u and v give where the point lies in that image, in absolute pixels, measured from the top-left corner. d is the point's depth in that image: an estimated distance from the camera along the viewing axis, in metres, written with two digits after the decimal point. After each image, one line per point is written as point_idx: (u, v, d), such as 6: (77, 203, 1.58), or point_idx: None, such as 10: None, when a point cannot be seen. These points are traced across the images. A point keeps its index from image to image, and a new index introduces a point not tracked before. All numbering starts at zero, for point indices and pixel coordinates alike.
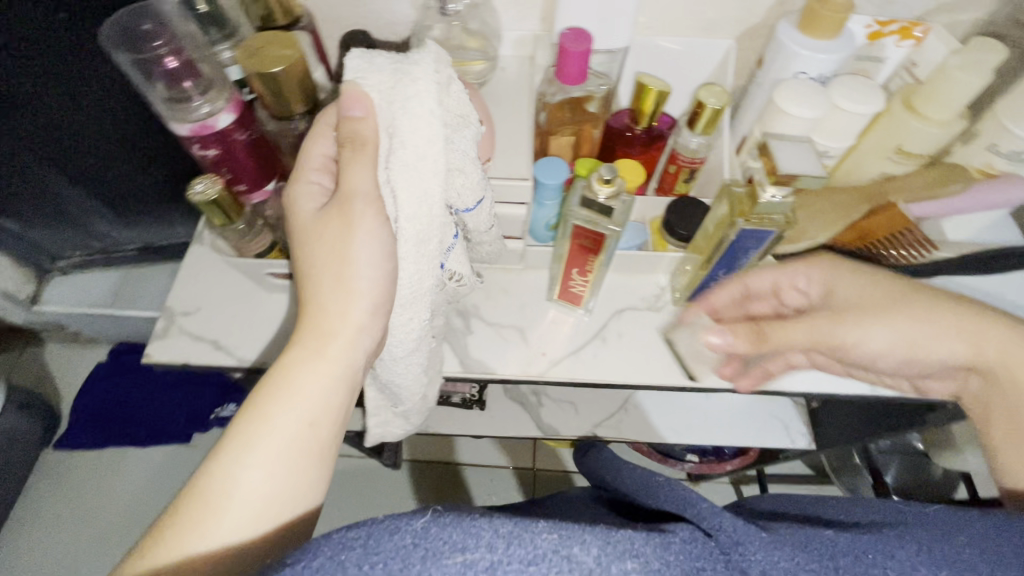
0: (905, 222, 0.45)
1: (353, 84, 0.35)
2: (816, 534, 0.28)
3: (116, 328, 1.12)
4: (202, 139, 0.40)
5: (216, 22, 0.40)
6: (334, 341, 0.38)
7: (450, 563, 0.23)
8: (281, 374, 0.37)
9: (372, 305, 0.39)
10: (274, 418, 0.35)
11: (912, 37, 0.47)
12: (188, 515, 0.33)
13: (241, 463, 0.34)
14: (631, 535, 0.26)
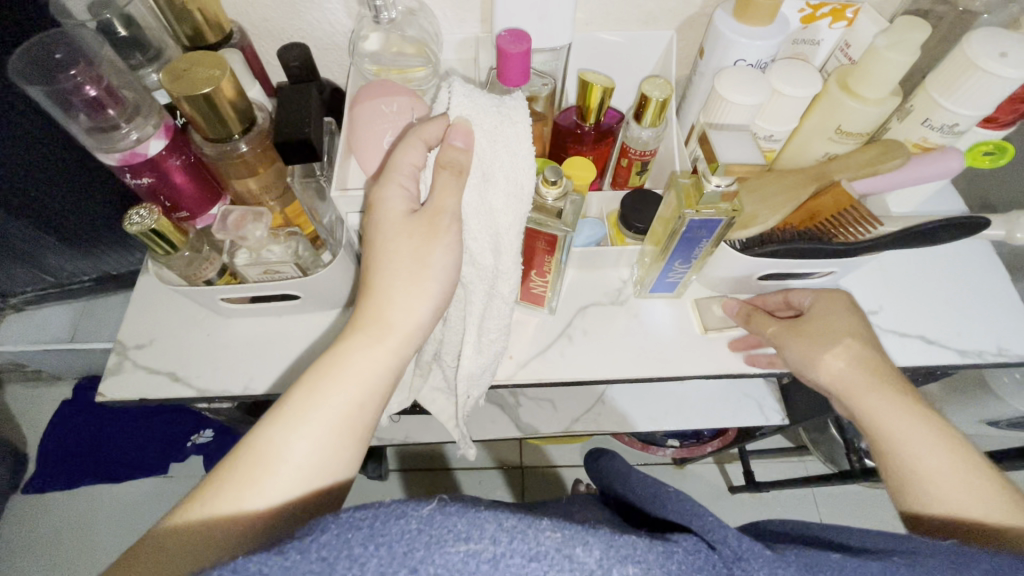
0: (849, 200, 0.46)
1: (462, 120, 0.38)
2: (819, 555, 0.27)
3: (78, 363, 1.08)
4: (134, 167, 0.39)
5: (138, 46, 0.40)
6: (394, 336, 0.38)
7: (453, 552, 0.22)
8: (340, 352, 0.37)
9: (434, 291, 0.39)
10: (338, 397, 0.35)
11: (844, 19, 0.49)
12: (243, 472, 0.33)
13: (303, 433, 0.34)
14: (635, 541, 0.24)
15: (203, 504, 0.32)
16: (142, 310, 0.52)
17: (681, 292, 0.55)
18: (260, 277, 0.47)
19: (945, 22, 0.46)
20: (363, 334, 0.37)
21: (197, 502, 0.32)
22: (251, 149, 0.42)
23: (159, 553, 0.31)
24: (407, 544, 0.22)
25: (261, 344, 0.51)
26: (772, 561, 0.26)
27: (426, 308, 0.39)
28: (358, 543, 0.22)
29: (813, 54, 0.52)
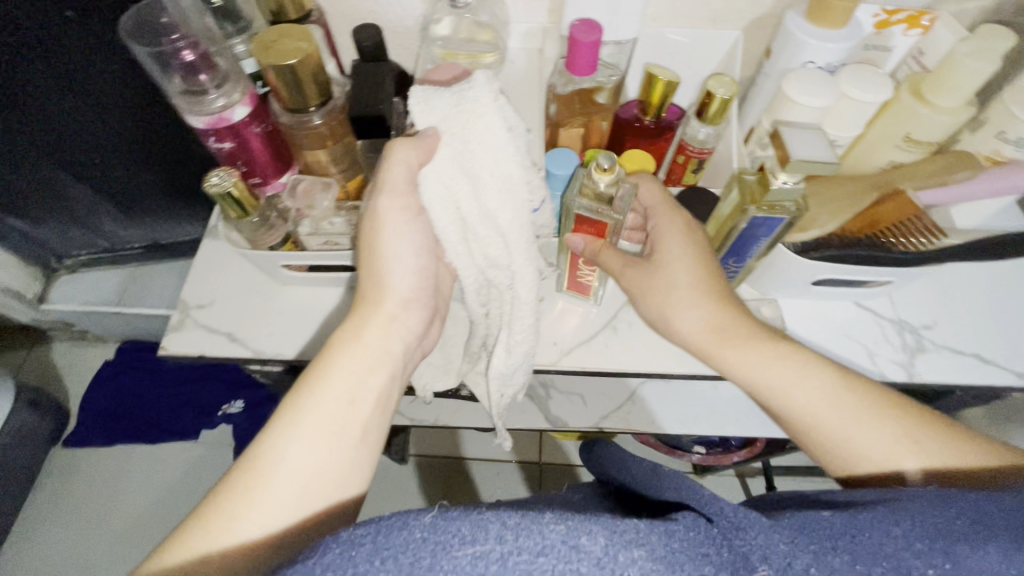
0: (914, 208, 0.45)
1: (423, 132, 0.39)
2: (811, 515, 0.27)
3: (123, 326, 1.13)
4: (218, 131, 0.41)
5: (229, 16, 0.42)
6: (368, 321, 0.40)
7: (460, 555, 0.23)
8: (321, 357, 0.38)
9: (407, 287, 0.42)
10: (323, 399, 0.36)
11: (920, 26, 0.48)
12: (240, 485, 0.33)
13: (294, 438, 0.35)
14: (637, 525, 0.25)
15: (208, 527, 0.32)
16: (204, 273, 0.54)
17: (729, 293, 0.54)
18: (321, 247, 0.48)
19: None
20: (342, 333, 0.40)
21: (197, 518, 0.32)
22: (326, 121, 0.44)
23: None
24: (412, 555, 0.23)
25: (314, 312, 0.53)
26: (767, 529, 0.25)
27: (402, 301, 0.42)
28: (363, 559, 0.23)
29: (883, 60, 0.51)
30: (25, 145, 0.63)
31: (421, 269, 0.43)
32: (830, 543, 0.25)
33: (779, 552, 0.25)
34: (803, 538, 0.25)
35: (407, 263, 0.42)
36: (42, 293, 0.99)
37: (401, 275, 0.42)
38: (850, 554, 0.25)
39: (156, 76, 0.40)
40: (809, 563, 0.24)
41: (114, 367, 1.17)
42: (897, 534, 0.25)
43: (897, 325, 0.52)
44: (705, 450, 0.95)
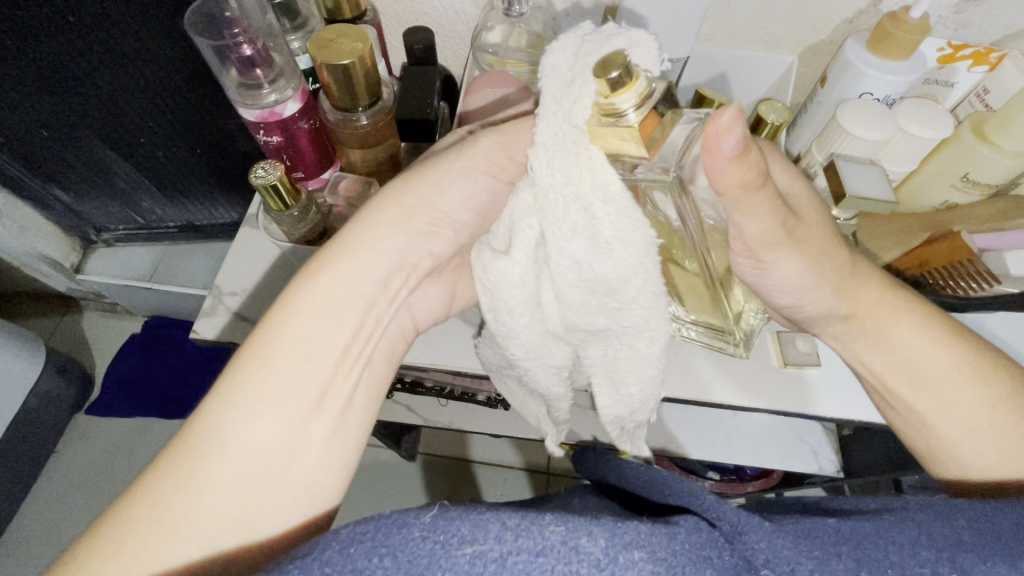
0: (967, 253, 0.43)
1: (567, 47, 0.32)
2: (815, 523, 0.26)
3: (152, 301, 1.15)
4: (267, 125, 0.41)
5: (289, 13, 0.43)
6: (340, 269, 0.35)
7: (460, 555, 0.23)
8: (277, 318, 0.33)
9: (401, 233, 0.37)
10: (276, 361, 0.32)
11: (987, 63, 0.46)
12: (185, 469, 0.30)
13: (241, 413, 0.31)
14: (637, 526, 0.24)
15: (145, 515, 0.29)
16: (239, 259, 0.55)
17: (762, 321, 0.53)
18: None
19: None
20: (305, 291, 0.34)
21: (143, 509, 0.29)
22: (373, 122, 0.44)
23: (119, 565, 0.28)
24: (410, 553, 0.23)
25: None
26: (771, 532, 0.25)
27: (397, 257, 0.37)
28: (361, 556, 0.22)
29: (944, 96, 0.49)
30: (76, 123, 0.65)
31: (432, 239, 0.39)
32: (835, 547, 0.25)
33: (783, 558, 0.24)
34: (807, 543, 0.25)
35: (410, 231, 0.37)
36: (79, 264, 1.01)
37: (384, 227, 0.37)
38: (855, 560, 0.24)
39: (214, 68, 0.40)
40: (813, 567, 0.24)
41: (140, 340, 1.20)
42: (904, 544, 0.25)
43: None
44: (719, 477, 0.93)
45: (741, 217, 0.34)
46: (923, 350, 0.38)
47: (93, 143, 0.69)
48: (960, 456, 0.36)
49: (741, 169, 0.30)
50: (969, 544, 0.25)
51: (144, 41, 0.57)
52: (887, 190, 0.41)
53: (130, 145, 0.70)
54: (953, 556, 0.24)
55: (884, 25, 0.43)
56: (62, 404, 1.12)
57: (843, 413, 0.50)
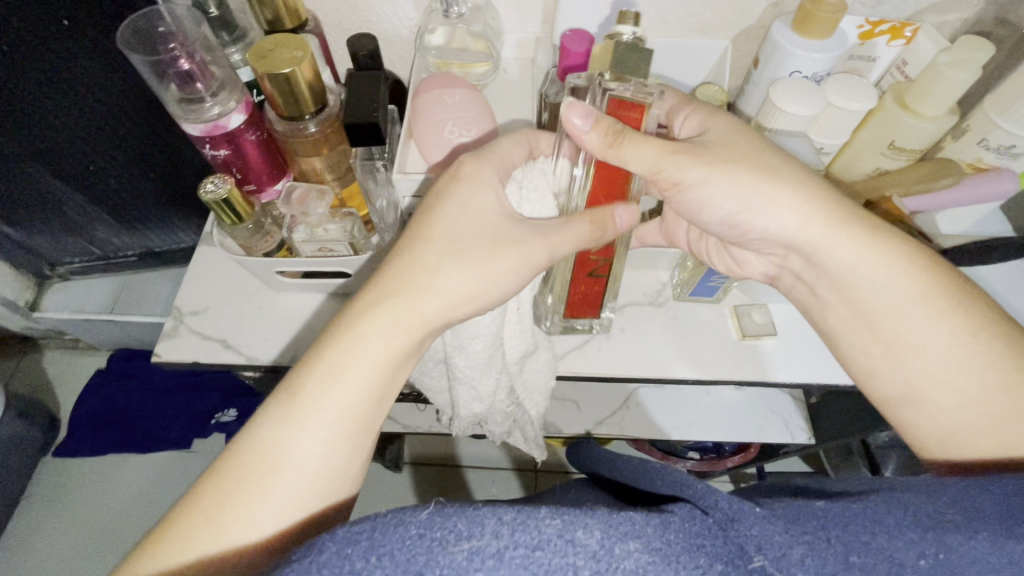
0: (899, 214, 0.46)
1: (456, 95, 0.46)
2: (804, 505, 0.25)
3: (116, 334, 1.12)
4: (213, 139, 0.41)
5: (226, 26, 0.42)
6: (414, 312, 0.36)
7: (456, 552, 0.22)
8: (349, 356, 0.34)
9: (471, 284, 0.37)
10: (341, 404, 0.33)
11: (902, 37, 0.49)
12: (248, 484, 0.31)
13: (309, 440, 0.32)
14: (632, 515, 0.23)
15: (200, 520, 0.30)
16: (198, 278, 0.55)
17: (720, 297, 0.55)
18: (313, 253, 0.49)
19: (1007, 45, 0.46)
20: (374, 333, 0.34)
21: (200, 518, 0.30)
22: (321, 130, 0.44)
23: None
24: (408, 551, 0.22)
25: (311, 320, 0.53)
26: (762, 518, 0.24)
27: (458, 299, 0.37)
28: (359, 557, 0.22)
29: (869, 70, 0.52)
30: (17, 154, 0.63)
31: (484, 301, 0.38)
32: (824, 532, 0.24)
33: (775, 544, 0.23)
34: (796, 527, 0.24)
35: (468, 293, 0.37)
36: (34, 301, 0.98)
37: (448, 272, 0.37)
38: (844, 546, 0.23)
39: (152, 85, 0.40)
40: (804, 553, 0.23)
41: (107, 374, 1.16)
42: (892, 524, 0.24)
43: None
44: (699, 456, 0.95)
45: (632, 152, 0.38)
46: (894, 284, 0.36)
47: (37, 174, 0.67)
48: (939, 399, 0.34)
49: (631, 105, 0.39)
50: (956, 524, 0.24)
51: (83, 66, 0.56)
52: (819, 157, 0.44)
53: (77, 174, 0.69)
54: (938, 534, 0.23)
55: (806, 6, 0.45)
56: (27, 448, 1.08)
57: (806, 378, 0.52)
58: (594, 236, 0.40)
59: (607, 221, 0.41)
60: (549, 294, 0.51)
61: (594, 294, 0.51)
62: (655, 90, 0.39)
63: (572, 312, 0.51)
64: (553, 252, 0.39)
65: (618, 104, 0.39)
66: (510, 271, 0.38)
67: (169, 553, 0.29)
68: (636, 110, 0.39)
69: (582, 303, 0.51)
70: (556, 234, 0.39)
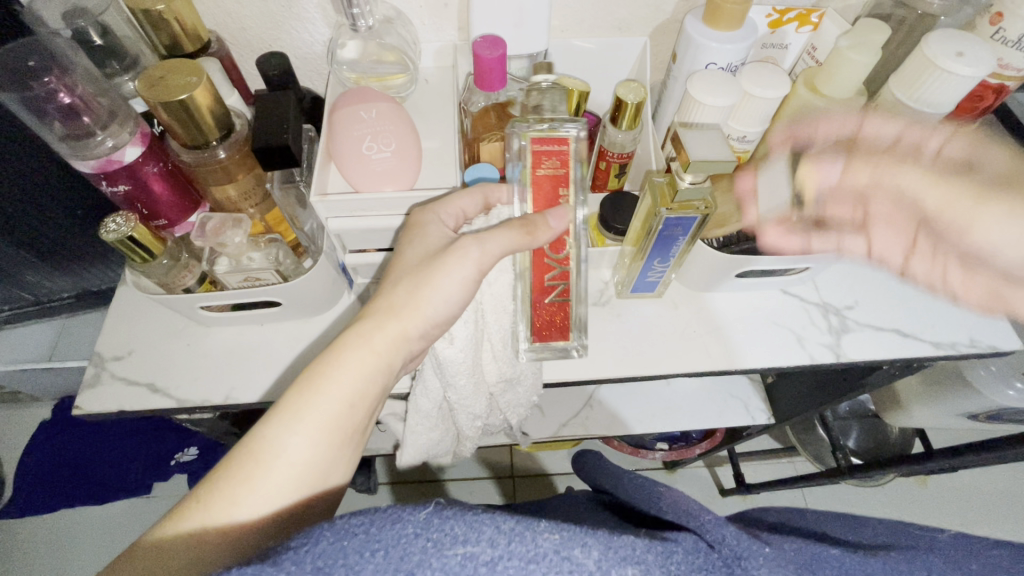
0: (821, 196, 0.47)
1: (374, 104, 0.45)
2: (820, 550, 0.29)
3: (57, 381, 1.06)
4: (109, 174, 0.39)
5: (114, 54, 0.41)
6: (382, 333, 0.39)
7: (451, 555, 0.22)
8: (330, 362, 0.37)
9: (439, 301, 0.40)
10: (325, 404, 0.36)
11: (810, 23, 0.50)
12: (235, 473, 0.33)
13: (294, 436, 0.34)
14: (633, 541, 0.24)
15: (198, 509, 0.32)
16: (119, 321, 0.52)
17: (662, 292, 0.55)
18: (238, 284, 0.47)
19: (906, 24, 0.48)
20: (351, 346, 0.38)
21: (193, 501, 0.33)
22: (229, 155, 0.42)
23: (158, 557, 0.31)
24: (403, 549, 0.22)
25: (245, 354, 0.51)
26: (770, 560, 0.27)
27: (427, 315, 0.40)
28: (353, 551, 0.21)
29: (782, 57, 0.53)
30: None
31: (441, 316, 0.41)
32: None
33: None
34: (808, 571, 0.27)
35: (421, 307, 0.40)
36: None
37: (415, 288, 0.40)
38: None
39: (32, 125, 0.37)
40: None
41: (53, 427, 1.09)
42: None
43: (822, 308, 0.55)
44: (669, 445, 0.96)
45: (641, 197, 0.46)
46: (1011, 236, 0.39)
47: None
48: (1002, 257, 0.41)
49: (551, 140, 0.43)
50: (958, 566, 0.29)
51: None
52: (727, 149, 0.40)
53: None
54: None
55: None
56: None
57: (750, 363, 0.53)
58: (529, 235, 0.40)
59: (539, 222, 0.41)
60: (516, 321, 0.47)
61: (560, 316, 0.47)
62: (573, 123, 0.43)
63: (542, 336, 0.47)
64: (485, 249, 0.39)
65: (539, 141, 0.42)
66: (457, 287, 0.40)
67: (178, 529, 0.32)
68: (557, 143, 0.43)
69: (551, 326, 0.47)
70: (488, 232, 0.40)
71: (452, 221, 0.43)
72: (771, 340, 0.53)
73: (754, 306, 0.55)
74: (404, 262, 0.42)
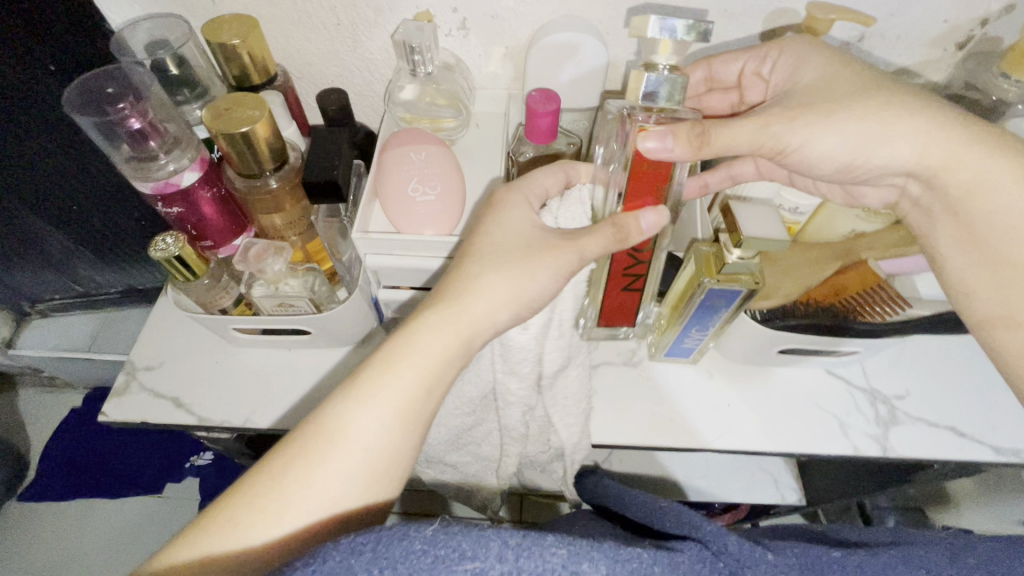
0: (876, 278, 0.45)
1: (433, 147, 0.46)
2: (819, 553, 0.28)
3: (92, 372, 1.09)
4: (165, 196, 0.40)
5: (186, 84, 0.43)
6: (467, 318, 0.36)
7: (461, 570, 0.23)
8: (404, 344, 0.35)
9: (522, 298, 0.37)
10: (399, 385, 0.33)
11: None
12: (308, 454, 0.32)
13: (363, 415, 0.32)
14: (638, 554, 0.25)
15: (265, 493, 0.31)
16: (155, 331, 0.53)
17: (697, 359, 0.53)
18: (272, 309, 0.47)
19: (978, 110, 0.46)
20: (432, 328, 0.35)
21: (267, 477, 0.31)
22: (280, 186, 0.43)
23: (241, 529, 0.30)
24: (409, 566, 0.23)
25: (269, 378, 0.51)
26: (772, 566, 0.26)
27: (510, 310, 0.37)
28: (361, 569, 0.23)
29: None
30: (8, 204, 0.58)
31: (529, 307, 0.37)
32: None
33: None
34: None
35: (509, 296, 0.37)
36: (10, 339, 0.94)
37: (504, 279, 0.37)
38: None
39: (101, 147, 0.39)
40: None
41: (81, 416, 1.12)
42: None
43: (869, 395, 0.51)
44: None
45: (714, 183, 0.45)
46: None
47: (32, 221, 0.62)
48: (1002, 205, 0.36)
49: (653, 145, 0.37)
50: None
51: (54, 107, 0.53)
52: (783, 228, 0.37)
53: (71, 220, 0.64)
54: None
55: None
56: None
57: (786, 446, 0.49)
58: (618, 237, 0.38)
59: (631, 226, 0.38)
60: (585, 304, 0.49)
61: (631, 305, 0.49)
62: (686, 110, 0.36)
63: (609, 317, 0.50)
64: (583, 253, 0.37)
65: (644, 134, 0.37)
66: (549, 279, 0.37)
67: (243, 519, 0.30)
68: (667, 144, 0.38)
69: (619, 312, 0.50)
70: (584, 236, 0.37)
71: (538, 199, 0.41)
72: (810, 423, 0.50)
73: (795, 384, 0.52)
74: (487, 242, 0.38)
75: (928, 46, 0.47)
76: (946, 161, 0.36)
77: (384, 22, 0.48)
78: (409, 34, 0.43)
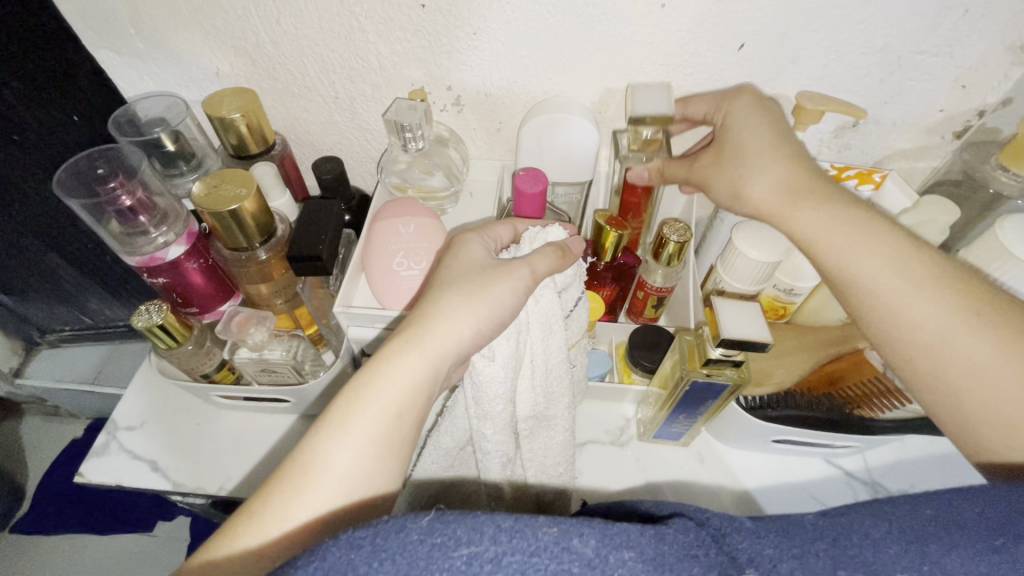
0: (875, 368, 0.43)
1: (422, 218, 0.46)
2: (793, 520, 0.25)
3: (94, 407, 1.08)
4: (151, 269, 0.41)
5: (182, 157, 0.44)
6: (432, 338, 0.35)
7: (457, 556, 0.21)
8: (371, 371, 0.33)
9: (484, 318, 0.36)
10: (372, 408, 0.32)
11: (871, 181, 0.48)
12: (285, 487, 0.30)
13: (336, 443, 0.31)
14: (628, 526, 0.23)
15: (240, 534, 0.29)
16: (142, 391, 0.53)
17: (688, 441, 0.51)
18: (255, 375, 0.47)
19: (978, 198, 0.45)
20: (399, 351, 0.34)
21: (246, 515, 0.30)
22: (270, 256, 0.44)
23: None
24: (409, 556, 0.21)
25: (247, 445, 0.50)
26: (750, 531, 0.25)
27: (478, 329, 0.35)
28: (362, 563, 0.21)
29: None
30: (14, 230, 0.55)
31: (496, 325, 0.36)
32: (813, 545, 0.23)
33: (765, 557, 0.23)
34: (787, 542, 0.24)
35: (475, 316, 0.35)
36: (17, 368, 0.84)
37: (467, 298, 0.36)
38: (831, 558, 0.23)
39: (91, 225, 0.40)
40: (793, 568, 0.23)
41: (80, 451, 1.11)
42: (877, 536, 0.23)
43: (871, 490, 0.48)
44: None
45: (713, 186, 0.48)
46: (843, 240, 0.35)
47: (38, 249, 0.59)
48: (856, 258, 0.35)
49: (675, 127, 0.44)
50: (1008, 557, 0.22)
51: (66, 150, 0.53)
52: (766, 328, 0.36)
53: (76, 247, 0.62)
54: (921, 549, 0.23)
55: None
56: None
57: None
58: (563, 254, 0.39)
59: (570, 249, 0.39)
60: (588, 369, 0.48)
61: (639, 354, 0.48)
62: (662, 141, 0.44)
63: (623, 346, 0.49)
64: (535, 266, 0.37)
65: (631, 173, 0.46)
66: (510, 296, 0.36)
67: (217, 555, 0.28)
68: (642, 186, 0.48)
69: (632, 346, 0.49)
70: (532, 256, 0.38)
71: (494, 244, 0.41)
72: None
73: (791, 473, 0.49)
74: (449, 275, 0.38)
75: (926, 133, 0.47)
76: (802, 211, 0.37)
77: (381, 97, 0.49)
78: (400, 112, 0.44)
